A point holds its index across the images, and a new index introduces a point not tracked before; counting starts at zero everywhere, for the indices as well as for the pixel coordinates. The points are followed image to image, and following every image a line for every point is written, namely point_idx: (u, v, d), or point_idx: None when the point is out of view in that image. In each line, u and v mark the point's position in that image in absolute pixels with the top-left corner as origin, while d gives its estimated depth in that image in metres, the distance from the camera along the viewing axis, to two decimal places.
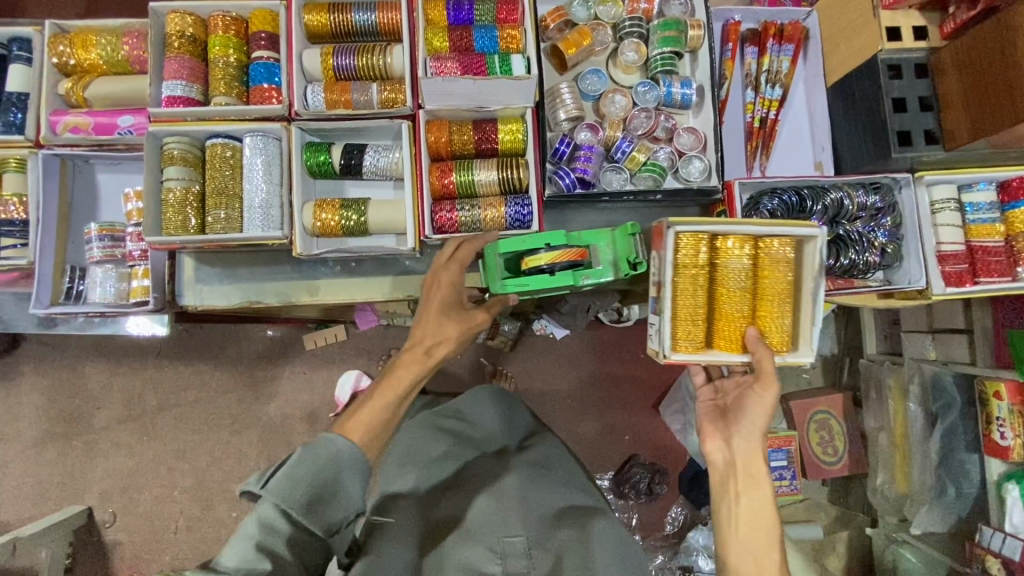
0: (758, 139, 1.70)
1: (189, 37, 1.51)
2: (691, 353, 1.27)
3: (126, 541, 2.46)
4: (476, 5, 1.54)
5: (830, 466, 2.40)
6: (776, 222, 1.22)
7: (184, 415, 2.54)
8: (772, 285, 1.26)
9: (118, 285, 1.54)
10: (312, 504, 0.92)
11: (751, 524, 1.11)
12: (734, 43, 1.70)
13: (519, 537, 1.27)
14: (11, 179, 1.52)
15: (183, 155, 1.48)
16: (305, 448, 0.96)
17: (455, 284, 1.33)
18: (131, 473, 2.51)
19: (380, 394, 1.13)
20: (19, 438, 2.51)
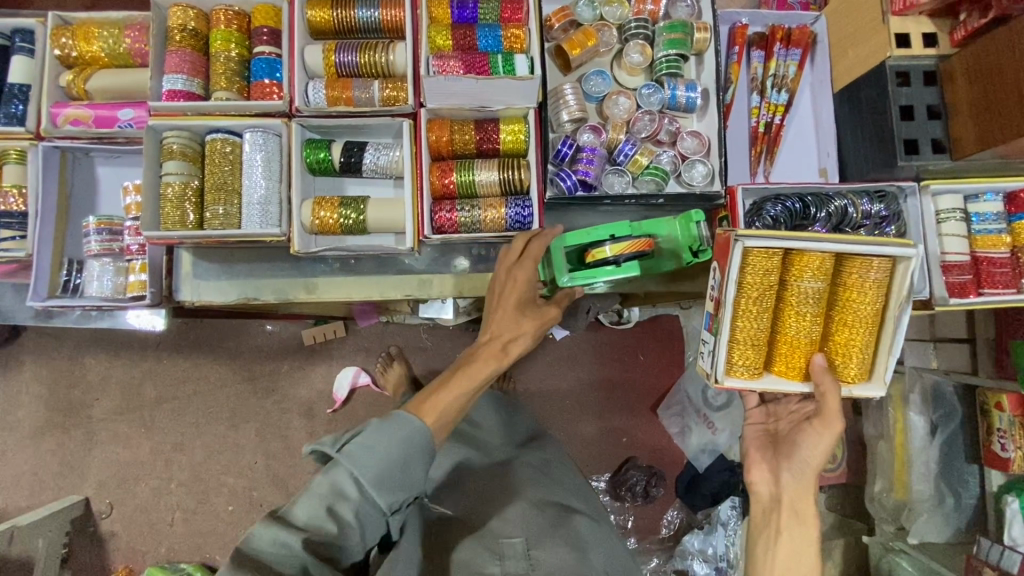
0: (762, 145, 1.68)
1: (191, 31, 1.50)
2: (748, 377, 1.22)
3: (122, 532, 2.47)
4: (480, 4, 1.52)
5: (828, 473, 2.40)
6: (859, 244, 1.13)
7: (181, 408, 2.54)
8: (847, 310, 1.19)
9: (115, 279, 1.54)
10: (381, 479, 0.94)
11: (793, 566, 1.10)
12: (740, 46, 1.68)
13: (517, 539, 1.26)
14: (11, 170, 1.52)
15: (183, 150, 1.47)
16: (381, 422, 0.99)
17: (528, 281, 1.34)
18: (128, 465, 2.51)
19: (455, 380, 1.15)
20: (17, 427, 2.52)
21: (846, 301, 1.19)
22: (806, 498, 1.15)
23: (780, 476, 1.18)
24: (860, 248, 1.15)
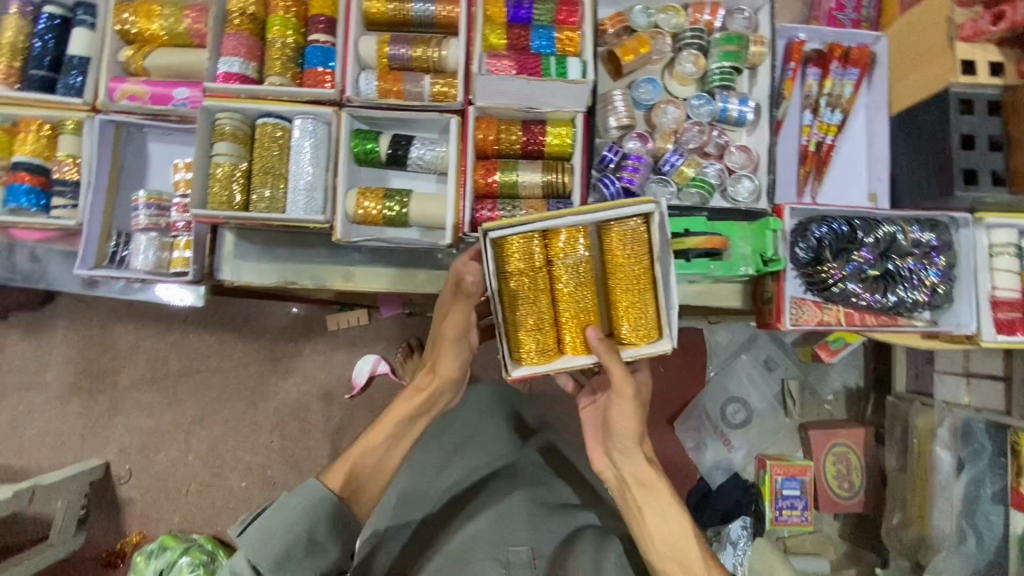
0: (811, 165, 1.63)
1: (250, 15, 1.53)
2: (540, 363, 1.21)
3: (139, 499, 2.53)
4: (536, 4, 1.51)
5: (845, 501, 2.40)
6: (596, 208, 1.12)
7: (203, 382, 2.59)
8: (615, 275, 1.17)
9: (159, 254, 1.56)
10: (281, 561, 0.99)
11: (685, 541, 1.13)
12: (796, 63, 1.64)
13: (523, 547, 1.37)
14: (68, 140, 1.55)
15: (234, 132, 1.49)
16: (286, 497, 1.05)
17: (465, 313, 1.26)
18: (149, 433, 2.57)
19: (375, 433, 1.22)
20: (47, 388, 2.59)
21: (616, 266, 1.17)
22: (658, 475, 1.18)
23: (631, 466, 1.19)
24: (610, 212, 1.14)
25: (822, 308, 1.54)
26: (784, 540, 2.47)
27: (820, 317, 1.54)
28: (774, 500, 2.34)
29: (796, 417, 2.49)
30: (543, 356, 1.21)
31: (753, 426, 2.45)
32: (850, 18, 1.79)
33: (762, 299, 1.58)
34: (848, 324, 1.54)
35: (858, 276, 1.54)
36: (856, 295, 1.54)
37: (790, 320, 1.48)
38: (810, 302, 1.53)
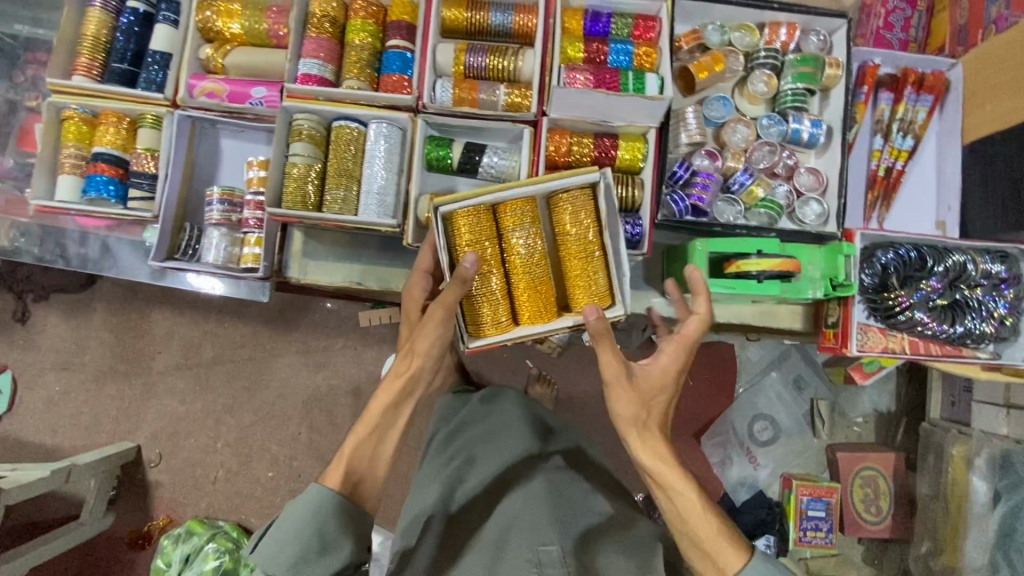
0: (879, 190, 1.63)
1: (330, 19, 1.55)
2: (497, 332, 1.31)
3: (167, 483, 2.57)
4: (614, 19, 1.53)
5: (871, 526, 2.37)
6: (544, 180, 1.24)
7: (235, 371, 2.62)
8: (564, 244, 1.29)
9: (229, 249, 1.58)
10: (297, 565, 0.98)
11: (713, 536, 1.05)
12: (868, 86, 1.64)
13: (553, 546, 1.31)
14: (147, 134, 1.59)
15: (311, 133, 1.52)
16: (289, 507, 1.03)
17: (420, 294, 1.33)
18: (180, 419, 2.61)
19: (369, 428, 1.11)
20: (83, 369, 2.63)
21: (564, 234, 1.30)
22: (676, 462, 1.09)
23: (651, 459, 1.09)
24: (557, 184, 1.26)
25: (887, 334, 1.53)
26: (807, 560, 2.44)
27: (884, 344, 1.53)
28: (798, 521, 2.31)
29: (824, 438, 2.50)
30: (496, 327, 1.31)
31: (780, 445, 2.47)
32: (897, 37, 1.86)
33: (825, 322, 1.57)
34: (912, 352, 1.52)
35: (926, 305, 1.53)
36: (923, 324, 1.52)
37: (858, 345, 1.47)
38: (875, 328, 1.53)
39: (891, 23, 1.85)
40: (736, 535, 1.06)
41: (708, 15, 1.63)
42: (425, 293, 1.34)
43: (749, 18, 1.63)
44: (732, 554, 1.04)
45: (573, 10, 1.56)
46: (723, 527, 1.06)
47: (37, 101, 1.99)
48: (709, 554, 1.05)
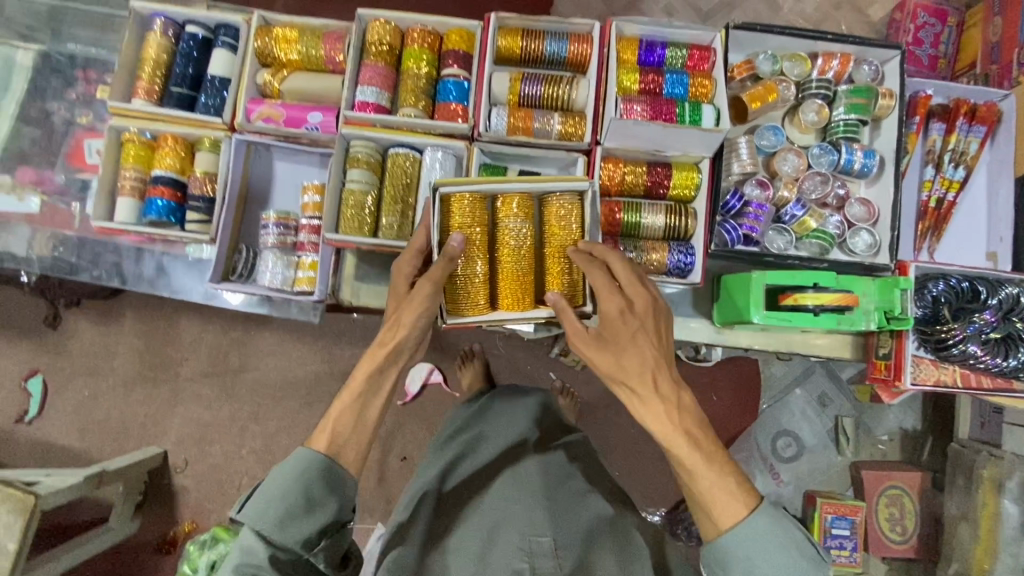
0: (930, 221, 1.62)
1: (387, 46, 1.56)
2: (474, 314, 1.35)
3: (193, 488, 2.59)
4: (669, 50, 1.54)
5: (895, 545, 2.38)
6: (542, 179, 1.34)
7: (261, 379, 2.65)
8: (552, 241, 1.36)
9: (286, 273, 1.61)
10: (283, 522, 0.99)
11: (709, 489, 1.03)
12: (920, 117, 1.64)
13: (546, 538, 1.40)
14: (205, 157, 1.62)
15: (368, 160, 1.54)
16: (277, 468, 1.03)
17: (410, 271, 1.30)
18: (207, 425, 2.64)
19: (350, 403, 1.11)
20: (112, 374, 2.65)
21: (552, 233, 1.37)
22: (659, 413, 1.07)
23: (642, 415, 1.08)
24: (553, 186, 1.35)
25: (939, 366, 1.54)
26: None
27: (937, 376, 1.53)
28: (823, 538, 2.29)
29: (848, 455, 2.52)
30: (472, 309, 1.36)
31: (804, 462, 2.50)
32: (926, 52, 2.29)
33: (874, 353, 1.57)
34: (964, 385, 1.52)
35: (979, 338, 1.53)
36: (975, 357, 1.52)
37: (911, 378, 1.47)
38: (927, 360, 1.54)
39: (920, 39, 2.30)
40: (736, 485, 1.04)
41: (759, 44, 1.64)
42: (414, 271, 1.30)
43: (801, 47, 1.64)
44: (729, 505, 1.02)
45: (628, 40, 1.56)
46: (718, 478, 1.03)
47: (90, 119, 1.99)
48: (707, 508, 1.04)
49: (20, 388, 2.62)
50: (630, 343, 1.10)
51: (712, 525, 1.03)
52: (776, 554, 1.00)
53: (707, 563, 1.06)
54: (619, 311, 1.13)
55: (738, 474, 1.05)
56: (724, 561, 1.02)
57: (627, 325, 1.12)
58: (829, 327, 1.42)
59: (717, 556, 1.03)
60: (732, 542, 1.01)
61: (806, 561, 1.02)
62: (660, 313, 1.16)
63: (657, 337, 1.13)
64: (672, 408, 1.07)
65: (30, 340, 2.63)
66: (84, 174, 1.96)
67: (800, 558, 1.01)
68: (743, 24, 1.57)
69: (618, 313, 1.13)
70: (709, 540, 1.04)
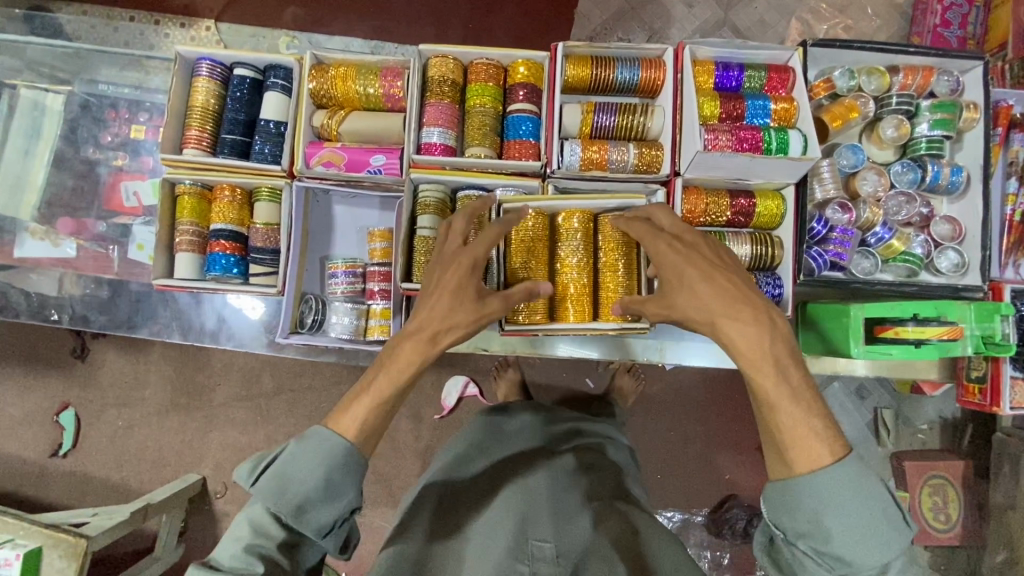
0: (1016, 236, 1.58)
1: (450, 82, 1.50)
2: (531, 323, 1.38)
3: (234, 514, 2.38)
4: (746, 72, 1.48)
5: (941, 535, 2.23)
6: (600, 197, 1.39)
7: (297, 401, 2.40)
8: (608, 257, 1.39)
9: (355, 322, 1.57)
10: (299, 508, 0.88)
11: (791, 424, 0.87)
12: (1002, 128, 1.59)
13: (549, 542, 1.14)
14: (264, 208, 1.55)
15: (437, 204, 1.47)
16: (297, 443, 0.91)
17: (471, 268, 1.10)
18: (244, 450, 2.40)
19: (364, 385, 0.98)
20: (143, 405, 2.41)
21: (608, 249, 1.39)
22: (750, 323, 0.94)
23: (723, 335, 0.96)
24: (610, 203, 1.40)
25: None
26: None
27: None
28: None
29: (888, 447, 2.28)
30: (532, 317, 1.38)
31: None
32: (954, 35, 2.18)
33: (966, 375, 1.56)
34: None
35: None
36: None
37: (1010, 402, 1.47)
38: (1022, 382, 1.48)
39: (947, 21, 2.18)
40: (822, 426, 0.87)
41: (835, 59, 1.57)
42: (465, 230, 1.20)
43: (879, 61, 1.58)
44: (811, 445, 0.86)
45: (703, 63, 1.50)
46: (802, 415, 0.88)
47: (126, 160, 1.89)
48: (783, 448, 0.88)
49: (53, 423, 2.40)
50: (692, 273, 1.03)
51: (784, 465, 0.88)
52: (851, 507, 0.83)
53: (767, 506, 0.90)
54: (669, 248, 1.10)
55: (825, 416, 0.88)
56: (793, 502, 0.86)
57: (681, 258, 1.07)
58: (932, 356, 1.38)
59: (784, 501, 0.87)
60: (806, 487, 0.85)
61: (886, 524, 0.84)
62: (716, 247, 1.11)
63: (714, 263, 1.04)
64: (762, 329, 0.93)
65: (60, 372, 2.40)
66: (122, 218, 1.87)
67: (880, 520, 0.84)
68: (821, 41, 1.51)
69: (671, 250, 1.09)
70: (777, 482, 0.88)
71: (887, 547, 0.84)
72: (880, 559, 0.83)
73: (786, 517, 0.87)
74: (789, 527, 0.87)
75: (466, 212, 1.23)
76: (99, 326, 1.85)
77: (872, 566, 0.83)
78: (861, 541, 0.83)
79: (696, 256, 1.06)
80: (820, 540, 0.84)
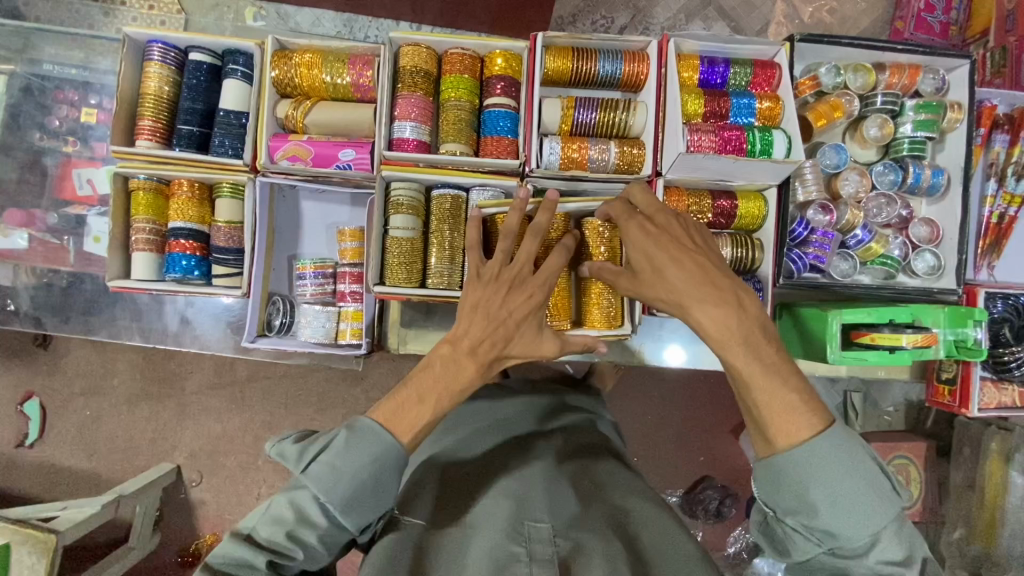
0: (992, 237, 1.59)
1: (422, 72, 1.42)
2: None
3: (211, 502, 2.30)
4: (732, 69, 1.43)
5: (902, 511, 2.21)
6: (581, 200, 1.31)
7: (272, 388, 2.31)
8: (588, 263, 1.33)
9: (327, 325, 1.52)
10: (348, 502, 0.85)
11: (768, 402, 0.84)
12: (985, 128, 1.59)
13: (544, 523, 1.04)
14: (226, 205, 1.46)
15: (411, 204, 1.40)
16: (349, 435, 0.87)
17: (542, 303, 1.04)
18: (219, 437, 2.32)
19: (419, 394, 0.92)
20: (112, 393, 2.30)
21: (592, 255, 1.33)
22: (718, 303, 0.89)
23: (691, 318, 0.91)
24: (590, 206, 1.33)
25: (1000, 387, 1.54)
26: None
27: (999, 399, 1.54)
28: None
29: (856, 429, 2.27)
30: None
31: None
32: (937, 20, 2.16)
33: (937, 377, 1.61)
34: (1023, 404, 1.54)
35: None
36: None
37: (978, 404, 1.51)
38: (991, 383, 1.52)
39: (931, 5, 2.15)
40: (800, 400, 0.84)
41: (821, 55, 1.54)
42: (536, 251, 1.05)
43: (865, 58, 1.54)
44: (791, 420, 0.83)
45: (687, 57, 1.44)
46: (778, 392, 0.84)
47: (76, 147, 1.76)
48: (763, 423, 0.85)
49: (17, 412, 2.29)
50: (662, 257, 0.95)
51: (766, 442, 0.85)
52: (837, 479, 0.81)
53: (756, 484, 0.87)
54: (641, 229, 1.00)
55: (803, 389, 0.85)
56: (778, 479, 0.83)
57: (650, 241, 0.98)
58: (905, 361, 1.40)
59: (770, 478, 0.84)
60: (793, 462, 0.82)
61: (874, 493, 0.81)
62: (687, 223, 1.02)
63: (684, 243, 0.97)
64: (730, 310, 0.88)
65: (21, 363, 2.28)
66: (76, 208, 1.75)
67: (867, 490, 0.81)
68: (808, 36, 1.47)
69: (642, 232, 0.99)
70: (762, 460, 0.85)
71: (879, 517, 0.80)
72: (869, 531, 0.80)
73: (773, 492, 0.84)
74: (777, 503, 0.85)
75: (538, 233, 1.06)
76: (48, 329, 1.75)
77: (862, 537, 0.80)
78: (850, 512, 0.80)
79: (667, 239, 0.97)
80: (807, 514, 0.82)
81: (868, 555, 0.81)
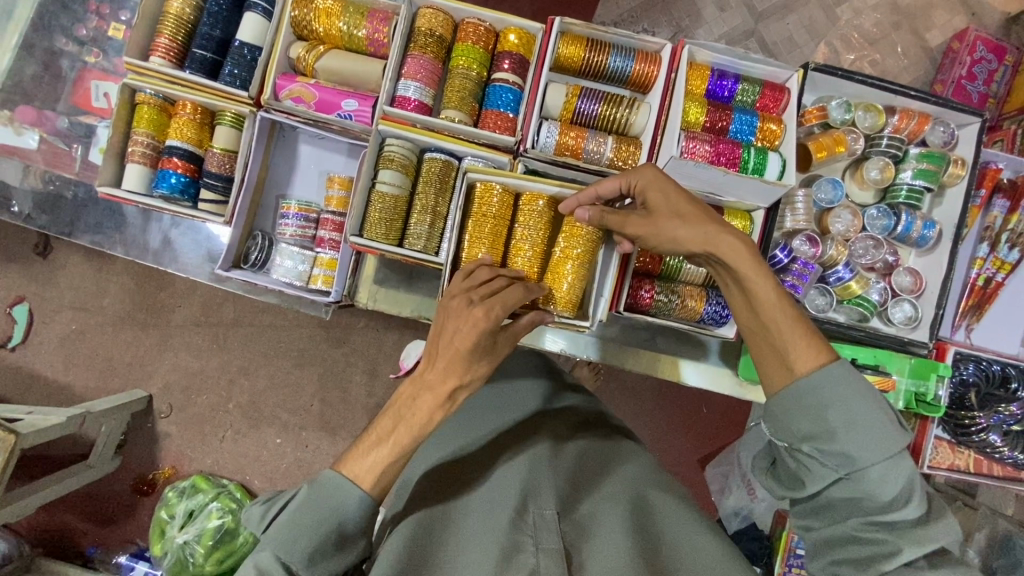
0: (974, 300, 1.58)
1: (436, 37, 1.43)
2: None
3: (176, 435, 2.32)
4: (741, 85, 1.44)
5: None
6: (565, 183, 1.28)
7: (255, 336, 2.33)
8: (568, 245, 1.26)
9: (302, 268, 1.55)
10: (313, 557, 0.86)
11: (787, 325, 0.90)
12: (985, 191, 1.58)
13: (550, 510, 1.04)
14: (224, 133, 1.50)
15: (402, 161, 1.42)
16: (309, 489, 0.89)
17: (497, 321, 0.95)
18: (194, 374, 2.34)
19: (378, 436, 0.93)
20: (100, 313, 2.34)
21: (570, 236, 1.26)
22: (740, 238, 0.96)
23: (719, 250, 0.97)
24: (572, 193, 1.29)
25: (955, 449, 1.54)
26: None
27: (952, 461, 1.53)
28: (785, 556, 1.94)
29: None
30: None
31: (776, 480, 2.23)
32: (977, 89, 2.13)
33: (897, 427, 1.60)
34: (975, 470, 1.54)
35: (1002, 429, 1.54)
36: (993, 446, 1.53)
37: (928, 460, 1.51)
38: (947, 444, 1.53)
39: (974, 74, 2.11)
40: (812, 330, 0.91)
41: (835, 90, 1.53)
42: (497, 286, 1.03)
43: (879, 99, 1.53)
44: (807, 347, 0.89)
45: (699, 67, 1.45)
46: (798, 316, 0.90)
47: (98, 58, 1.80)
48: (781, 350, 0.90)
49: (5, 313, 2.32)
50: (679, 202, 1.03)
51: (783, 370, 0.90)
52: (852, 402, 0.84)
53: (769, 424, 0.91)
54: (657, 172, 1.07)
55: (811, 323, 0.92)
56: (793, 405, 0.87)
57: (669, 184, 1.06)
58: None
59: (786, 405, 0.88)
60: (810, 387, 0.86)
61: (886, 419, 0.84)
62: None
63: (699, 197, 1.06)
64: (750, 243, 0.96)
65: (17, 266, 2.32)
66: (88, 117, 1.79)
67: (880, 416, 0.85)
68: (823, 66, 1.46)
69: (658, 174, 1.06)
70: (781, 389, 0.89)
71: (892, 440, 0.83)
72: (884, 455, 0.82)
73: (789, 423, 0.88)
74: (794, 432, 0.87)
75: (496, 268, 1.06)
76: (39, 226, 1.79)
77: (878, 461, 0.82)
78: (863, 436, 0.83)
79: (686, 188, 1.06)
80: (824, 439, 0.84)
81: (885, 482, 0.82)
